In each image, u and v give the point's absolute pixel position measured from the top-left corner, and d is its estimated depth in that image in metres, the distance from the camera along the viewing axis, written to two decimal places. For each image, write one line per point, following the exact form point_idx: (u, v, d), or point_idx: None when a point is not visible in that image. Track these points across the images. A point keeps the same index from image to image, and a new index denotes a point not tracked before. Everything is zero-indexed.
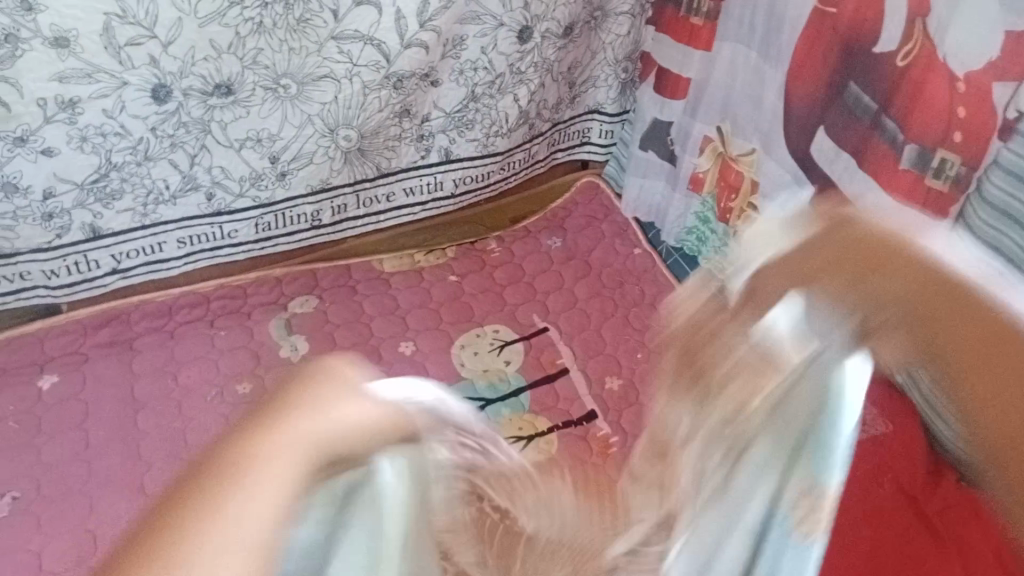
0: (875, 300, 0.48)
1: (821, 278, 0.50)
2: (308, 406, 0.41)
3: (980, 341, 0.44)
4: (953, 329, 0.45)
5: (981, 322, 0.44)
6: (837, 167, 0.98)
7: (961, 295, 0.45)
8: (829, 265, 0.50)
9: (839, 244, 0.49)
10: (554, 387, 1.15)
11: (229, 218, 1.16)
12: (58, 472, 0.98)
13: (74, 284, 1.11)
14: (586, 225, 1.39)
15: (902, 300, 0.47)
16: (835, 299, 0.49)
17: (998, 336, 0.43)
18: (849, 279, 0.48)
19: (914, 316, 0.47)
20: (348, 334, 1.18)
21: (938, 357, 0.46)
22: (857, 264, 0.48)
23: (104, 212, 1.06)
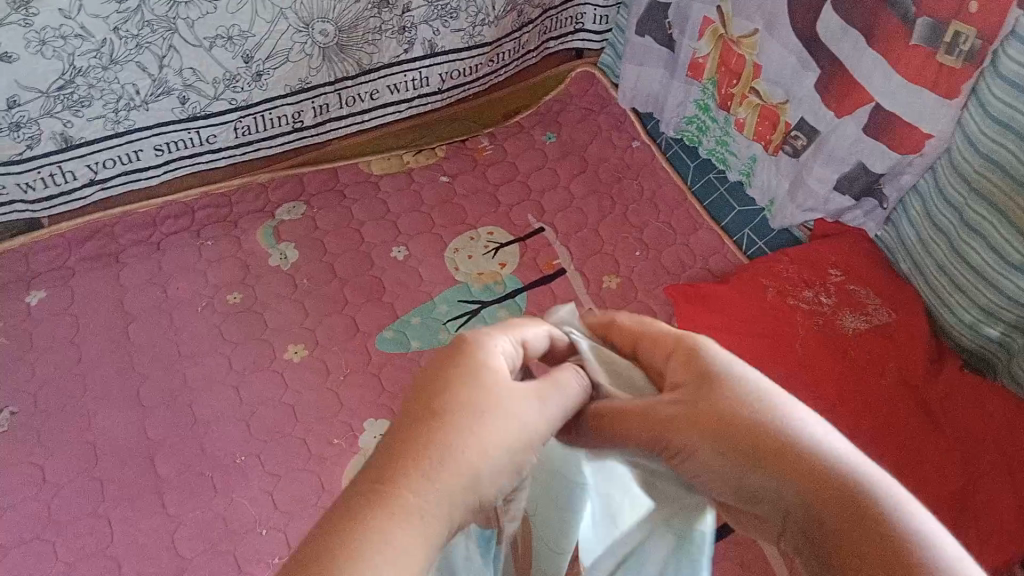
0: (769, 488, 0.46)
1: (709, 450, 0.48)
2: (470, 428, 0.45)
3: (835, 528, 0.43)
4: (847, 523, 0.43)
5: (860, 519, 0.42)
6: (845, 46, 0.91)
7: (830, 491, 0.44)
8: (696, 426, 0.48)
9: (712, 418, 0.48)
10: (549, 287, 1.12)
11: (205, 123, 1.11)
12: (52, 387, 0.98)
13: (52, 198, 1.08)
14: (581, 119, 1.34)
15: (784, 486, 0.45)
16: (713, 468, 0.48)
17: (874, 537, 0.41)
18: (746, 459, 0.47)
19: (794, 505, 0.45)
20: (338, 240, 1.15)
21: (807, 532, 0.45)
22: (734, 446, 0.47)
23: (74, 120, 1.01)
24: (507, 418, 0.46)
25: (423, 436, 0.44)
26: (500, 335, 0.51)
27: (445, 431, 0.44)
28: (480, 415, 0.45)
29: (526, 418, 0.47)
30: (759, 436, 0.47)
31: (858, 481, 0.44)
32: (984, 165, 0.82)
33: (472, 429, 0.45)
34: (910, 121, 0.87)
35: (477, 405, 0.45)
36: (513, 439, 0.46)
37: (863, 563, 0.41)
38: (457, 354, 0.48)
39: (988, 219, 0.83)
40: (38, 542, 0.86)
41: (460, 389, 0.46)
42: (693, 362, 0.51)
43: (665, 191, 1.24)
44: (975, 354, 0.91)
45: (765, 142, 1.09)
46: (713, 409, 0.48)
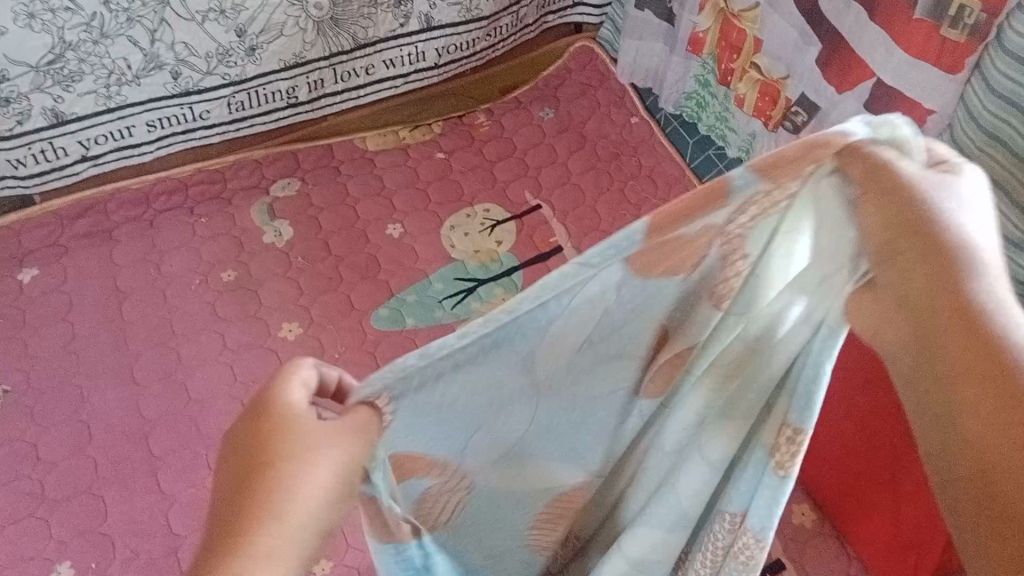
0: (912, 275, 0.43)
1: (885, 227, 0.43)
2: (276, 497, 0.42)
3: (980, 369, 0.40)
4: (983, 358, 0.40)
5: (1015, 377, 0.39)
6: (846, 20, 0.90)
7: (994, 330, 0.40)
8: (880, 195, 0.43)
9: (898, 196, 0.43)
10: (546, 265, 1.11)
11: (199, 98, 1.10)
12: (46, 364, 0.98)
13: (44, 174, 1.07)
14: (580, 94, 1.32)
15: (937, 295, 0.42)
16: (870, 242, 0.44)
17: (1017, 396, 0.39)
18: (900, 236, 0.43)
19: (930, 317, 0.42)
20: (333, 217, 1.14)
21: (927, 335, 0.42)
22: (915, 228, 0.42)
23: (65, 95, 1.00)
24: (309, 467, 0.43)
25: (246, 516, 0.42)
26: (294, 386, 0.45)
27: (248, 506, 0.42)
28: (278, 477, 0.42)
29: (328, 461, 0.43)
30: (928, 241, 0.42)
31: (999, 319, 0.40)
32: (986, 141, 0.80)
33: (275, 497, 0.42)
34: (911, 96, 0.86)
35: (276, 473, 0.43)
36: (323, 487, 0.43)
37: (978, 393, 0.40)
38: (255, 418, 0.44)
39: (989, 196, 0.82)
40: (33, 519, 0.87)
41: (259, 463, 0.43)
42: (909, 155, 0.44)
43: (664, 168, 1.23)
44: None
45: (764, 118, 1.08)
46: (916, 188, 0.42)
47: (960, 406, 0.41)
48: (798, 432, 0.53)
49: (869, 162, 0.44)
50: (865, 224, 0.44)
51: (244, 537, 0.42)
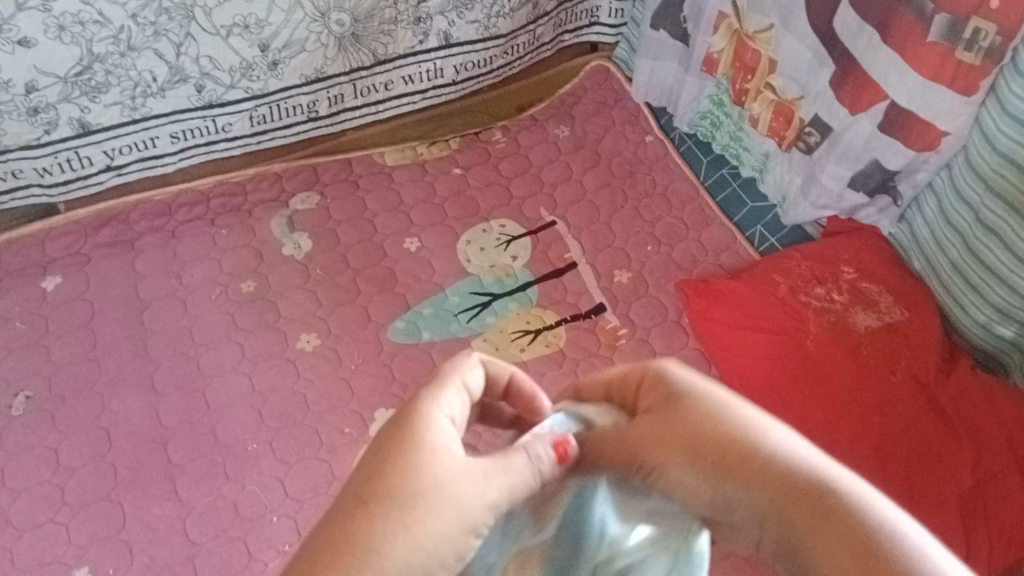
0: (738, 497, 0.45)
1: (682, 457, 0.47)
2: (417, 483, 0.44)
3: (837, 550, 0.42)
4: (818, 523, 0.43)
5: (847, 532, 0.42)
6: (859, 42, 0.91)
7: (841, 515, 0.42)
8: (677, 446, 0.47)
9: (681, 430, 0.47)
10: (561, 281, 1.12)
11: (221, 111, 1.12)
12: (67, 371, 0.99)
13: (69, 182, 1.09)
14: (595, 113, 1.33)
15: (760, 494, 0.45)
16: (695, 500, 0.47)
17: (859, 554, 0.41)
18: (710, 473, 0.46)
19: (771, 511, 0.44)
20: (351, 231, 1.15)
21: (784, 534, 0.44)
22: (708, 462, 0.46)
23: (92, 106, 1.02)
24: (440, 500, 0.44)
25: (339, 537, 0.42)
26: (448, 391, 0.49)
27: (354, 524, 0.43)
28: (401, 507, 0.43)
29: (468, 481, 0.45)
30: (725, 445, 0.46)
31: (814, 474, 0.44)
32: (1001, 163, 0.82)
33: (394, 530, 0.43)
34: (925, 118, 0.87)
35: (401, 506, 0.43)
36: (444, 528, 0.43)
37: (830, 541, 0.42)
38: (396, 423, 0.47)
39: (1004, 218, 0.83)
40: (52, 524, 0.88)
41: (407, 453, 0.45)
42: (666, 383, 0.50)
43: (678, 186, 1.23)
44: (987, 353, 0.91)
45: (778, 138, 1.09)
46: (682, 425, 0.47)
47: (828, 561, 0.42)
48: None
49: (622, 430, 0.49)
50: (676, 487, 0.47)
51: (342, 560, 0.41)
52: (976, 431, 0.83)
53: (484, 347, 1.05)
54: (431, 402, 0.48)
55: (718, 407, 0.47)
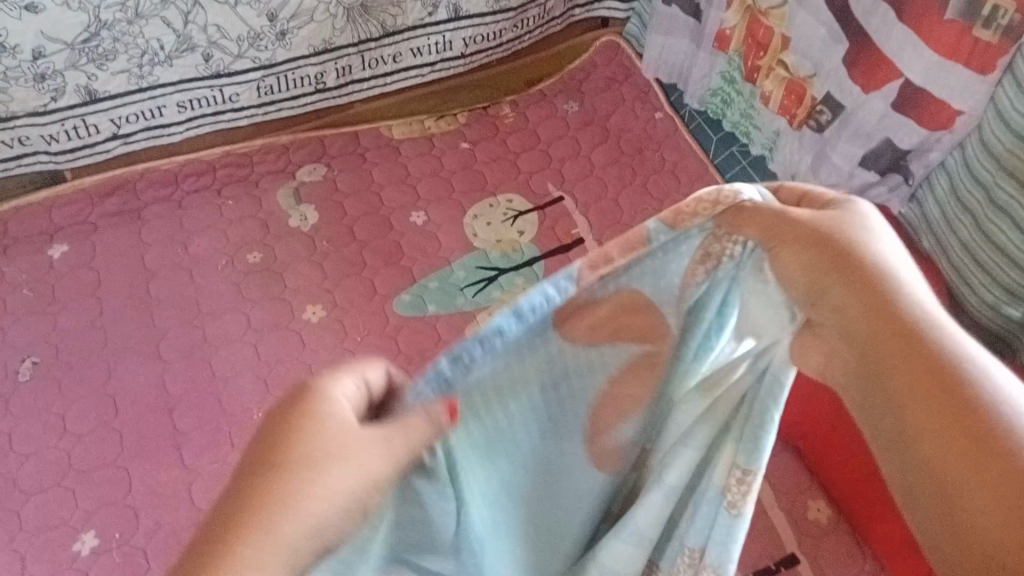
0: (831, 306, 0.46)
1: (801, 256, 0.46)
2: (307, 461, 0.39)
3: (927, 388, 0.41)
4: (911, 354, 0.42)
5: (934, 372, 0.41)
6: (875, 18, 0.90)
7: (934, 353, 0.42)
8: (805, 251, 0.46)
9: (804, 239, 0.47)
10: (567, 257, 1.12)
11: (229, 81, 1.11)
12: (74, 338, 1.00)
13: (76, 150, 1.09)
14: (605, 88, 1.32)
15: (858, 308, 0.45)
16: (790, 291, 0.48)
17: (945, 387, 0.41)
18: (821, 267, 0.46)
19: (864, 332, 0.44)
20: (357, 203, 1.15)
21: (869, 359, 0.44)
22: (824, 266, 0.46)
23: (98, 73, 1.02)
24: (339, 479, 0.39)
25: (233, 523, 0.37)
26: (352, 374, 0.44)
27: (260, 494, 0.37)
28: (266, 527, 0.36)
29: (351, 474, 0.40)
30: (843, 265, 0.45)
31: (923, 316, 0.43)
32: (1014, 142, 0.81)
33: (289, 501, 0.37)
34: (942, 97, 0.86)
35: (269, 516, 0.37)
36: (339, 500, 0.39)
37: (914, 378, 0.42)
38: (288, 409, 0.41)
39: (1015, 198, 0.82)
40: (59, 489, 0.88)
41: (301, 431, 0.40)
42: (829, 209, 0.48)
43: (687, 163, 1.23)
44: (995, 335, 0.90)
45: (790, 116, 1.08)
46: (830, 237, 0.46)
47: (906, 391, 0.42)
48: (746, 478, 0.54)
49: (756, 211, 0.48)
50: (772, 280, 0.48)
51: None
52: None
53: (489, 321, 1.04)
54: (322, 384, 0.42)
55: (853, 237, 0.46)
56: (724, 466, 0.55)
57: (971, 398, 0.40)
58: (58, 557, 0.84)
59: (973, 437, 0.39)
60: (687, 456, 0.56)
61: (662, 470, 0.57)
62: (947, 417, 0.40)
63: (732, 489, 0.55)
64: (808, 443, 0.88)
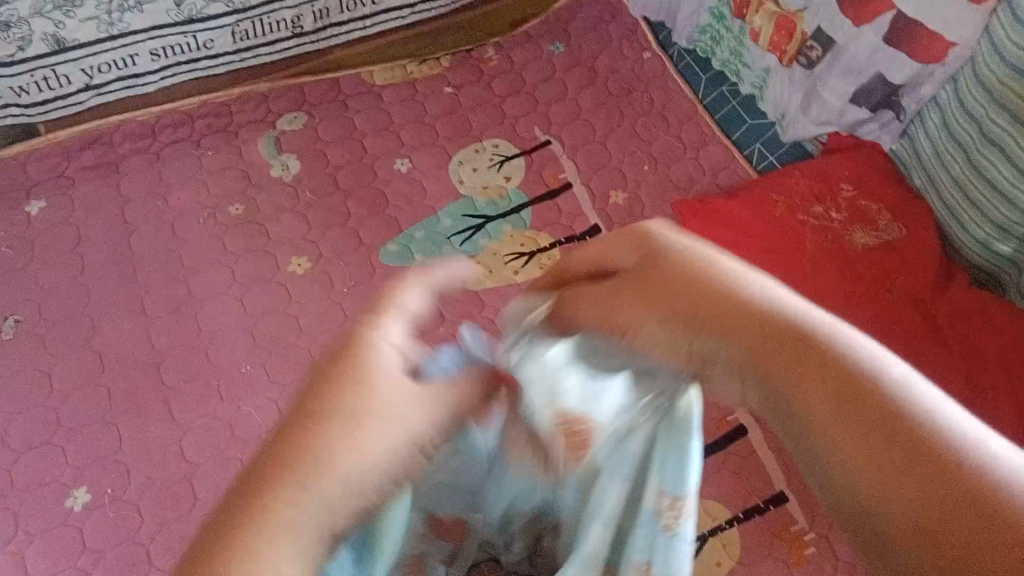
0: (712, 346, 0.47)
1: (654, 313, 0.48)
2: (364, 399, 0.44)
3: (835, 405, 0.41)
4: (808, 369, 0.43)
5: (837, 389, 0.41)
6: None
7: (834, 365, 0.42)
8: (661, 298, 0.48)
9: (661, 287, 0.48)
10: (555, 202, 1.10)
11: (203, 27, 1.07)
12: (57, 296, 0.98)
13: (48, 103, 1.06)
14: (592, 28, 1.29)
15: (739, 343, 0.45)
16: (667, 339, 0.48)
17: (851, 398, 0.41)
18: (682, 319, 0.47)
19: (752, 365, 0.45)
20: (340, 152, 1.13)
21: (775, 391, 0.44)
22: (689, 311, 0.47)
23: (67, 21, 0.98)
24: (377, 424, 0.44)
25: (291, 454, 0.41)
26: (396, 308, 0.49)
27: (306, 439, 0.42)
28: (320, 463, 0.41)
29: (404, 421, 0.45)
30: (711, 303, 0.46)
31: (818, 330, 0.44)
32: (1008, 73, 0.79)
33: (342, 440, 0.42)
34: (934, 29, 0.84)
35: (317, 458, 0.41)
36: (394, 442, 0.44)
37: (814, 395, 0.42)
38: (340, 352, 0.46)
39: (1008, 131, 0.81)
40: (49, 446, 0.88)
41: (350, 369, 0.45)
42: (650, 240, 0.50)
43: (676, 105, 1.20)
44: (985, 271, 0.90)
45: (780, 53, 1.03)
46: (678, 276, 0.48)
47: (827, 415, 0.41)
48: (679, 505, 0.57)
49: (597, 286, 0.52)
50: (649, 343, 0.50)
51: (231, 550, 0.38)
52: (970, 348, 0.83)
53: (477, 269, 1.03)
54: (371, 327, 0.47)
55: (699, 265, 0.48)
56: (655, 496, 0.57)
57: (889, 404, 0.40)
58: (51, 513, 0.85)
59: (903, 441, 0.39)
60: (617, 489, 0.58)
61: (597, 504, 0.59)
62: (869, 429, 0.40)
63: (665, 513, 0.57)
64: None
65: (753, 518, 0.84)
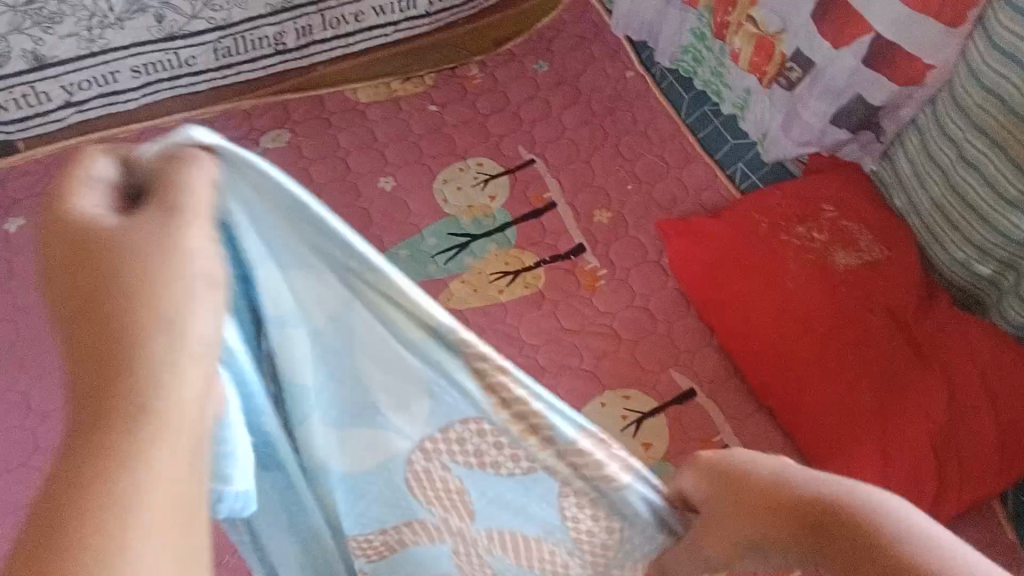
0: (776, 539, 0.44)
1: (745, 522, 0.44)
2: (126, 288, 0.31)
3: (872, 574, 0.39)
4: (838, 539, 0.41)
5: (868, 555, 0.40)
6: None
7: (861, 533, 0.40)
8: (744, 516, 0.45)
9: (742, 498, 0.45)
10: (540, 222, 1.10)
11: (184, 43, 1.07)
12: (33, 316, 0.95)
13: (26, 120, 1.05)
14: (575, 47, 1.29)
15: (787, 535, 0.43)
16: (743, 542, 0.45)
17: (889, 566, 0.39)
18: (751, 521, 0.44)
19: (804, 548, 0.43)
20: (324, 169, 1.12)
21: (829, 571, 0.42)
22: (757, 510, 0.44)
23: (45, 37, 0.99)
24: (161, 311, 0.31)
25: (96, 432, 0.29)
26: (82, 183, 0.34)
27: (95, 397, 0.30)
28: (134, 413, 0.30)
29: (201, 276, 0.33)
30: (767, 499, 0.44)
31: (840, 499, 0.42)
32: (985, 98, 0.81)
33: (133, 369, 0.30)
34: (910, 51, 0.85)
35: (136, 399, 0.30)
36: (204, 316, 0.32)
37: (858, 571, 0.40)
38: (63, 246, 0.33)
39: (986, 154, 0.82)
40: (26, 470, 0.84)
41: (92, 262, 0.32)
42: (720, 460, 0.47)
43: (659, 124, 1.21)
44: (965, 291, 0.91)
45: (760, 74, 1.04)
46: (737, 488, 0.45)
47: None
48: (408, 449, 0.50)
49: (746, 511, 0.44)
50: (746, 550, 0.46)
51: (83, 517, 0.28)
52: (951, 367, 0.83)
53: (462, 289, 1.03)
54: (64, 209, 0.33)
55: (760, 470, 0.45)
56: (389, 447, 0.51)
57: (911, 562, 0.38)
58: None
59: None
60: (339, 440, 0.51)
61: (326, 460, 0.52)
62: None
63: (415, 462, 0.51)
64: (779, 403, 0.89)
65: None
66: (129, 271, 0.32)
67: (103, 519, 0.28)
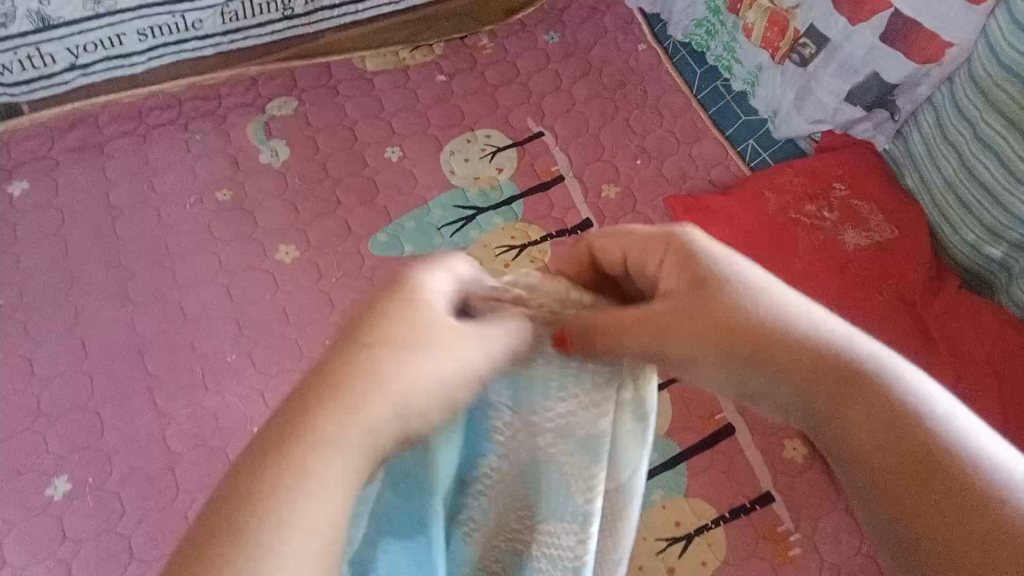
0: (768, 379, 0.42)
1: (694, 341, 0.43)
2: (364, 369, 0.37)
3: (879, 438, 0.39)
4: (855, 400, 0.40)
5: (882, 417, 0.39)
6: None
7: (876, 393, 0.40)
8: (709, 333, 0.43)
9: (715, 317, 0.43)
10: (547, 196, 1.09)
11: (191, 6, 1.06)
12: (37, 281, 0.96)
13: (32, 83, 1.04)
14: (587, 18, 1.27)
15: (793, 376, 0.41)
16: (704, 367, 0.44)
17: (901, 432, 0.38)
18: (736, 350, 0.43)
19: (805, 391, 0.41)
20: (330, 139, 1.11)
21: (831, 429, 0.41)
22: (744, 348, 0.42)
23: None
24: (394, 389, 0.38)
25: (288, 442, 0.36)
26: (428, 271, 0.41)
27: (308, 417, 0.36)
28: (322, 447, 0.36)
29: (443, 377, 0.39)
30: (769, 339, 0.42)
31: (865, 363, 0.41)
32: (1003, 76, 0.80)
33: (349, 410, 0.36)
34: (931, 28, 0.84)
35: (340, 421, 0.36)
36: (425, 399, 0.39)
37: (865, 428, 0.39)
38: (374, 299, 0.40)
39: (1002, 135, 0.81)
40: (30, 433, 0.87)
41: (378, 324, 0.39)
42: (694, 260, 0.45)
43: (670, 99, 1.19)
44: (973, 273, 0.90)
45: (772, 50, 1.02)
46: (726, 315, 0.43)
47: (875, 445, 0.39)
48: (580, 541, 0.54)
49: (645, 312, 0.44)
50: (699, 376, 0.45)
51: (252, 537, 0.33)
52: (957, 351, 0.83)
53: None
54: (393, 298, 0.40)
55: (757, 301, 0.43)
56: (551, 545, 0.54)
57: (929, 437, 0.38)
58: (31, 501, 0.83)
59: (941, 479, 0.37)
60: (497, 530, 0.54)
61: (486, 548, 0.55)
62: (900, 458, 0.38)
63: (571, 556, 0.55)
64: None
65: (739, 518, 0.85)
66: (392, 366, 0.38)
67: (270, 516, 0.34)
